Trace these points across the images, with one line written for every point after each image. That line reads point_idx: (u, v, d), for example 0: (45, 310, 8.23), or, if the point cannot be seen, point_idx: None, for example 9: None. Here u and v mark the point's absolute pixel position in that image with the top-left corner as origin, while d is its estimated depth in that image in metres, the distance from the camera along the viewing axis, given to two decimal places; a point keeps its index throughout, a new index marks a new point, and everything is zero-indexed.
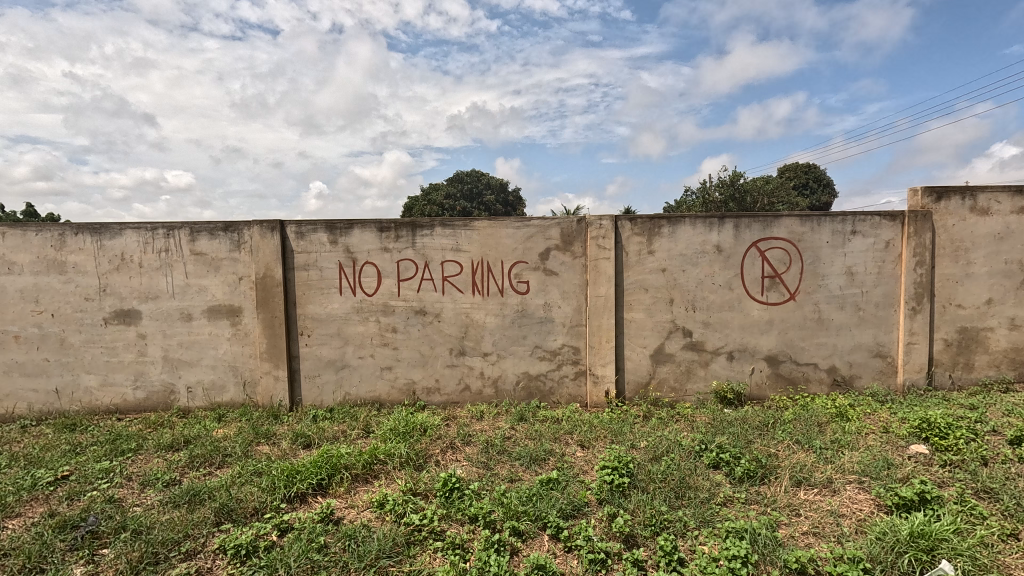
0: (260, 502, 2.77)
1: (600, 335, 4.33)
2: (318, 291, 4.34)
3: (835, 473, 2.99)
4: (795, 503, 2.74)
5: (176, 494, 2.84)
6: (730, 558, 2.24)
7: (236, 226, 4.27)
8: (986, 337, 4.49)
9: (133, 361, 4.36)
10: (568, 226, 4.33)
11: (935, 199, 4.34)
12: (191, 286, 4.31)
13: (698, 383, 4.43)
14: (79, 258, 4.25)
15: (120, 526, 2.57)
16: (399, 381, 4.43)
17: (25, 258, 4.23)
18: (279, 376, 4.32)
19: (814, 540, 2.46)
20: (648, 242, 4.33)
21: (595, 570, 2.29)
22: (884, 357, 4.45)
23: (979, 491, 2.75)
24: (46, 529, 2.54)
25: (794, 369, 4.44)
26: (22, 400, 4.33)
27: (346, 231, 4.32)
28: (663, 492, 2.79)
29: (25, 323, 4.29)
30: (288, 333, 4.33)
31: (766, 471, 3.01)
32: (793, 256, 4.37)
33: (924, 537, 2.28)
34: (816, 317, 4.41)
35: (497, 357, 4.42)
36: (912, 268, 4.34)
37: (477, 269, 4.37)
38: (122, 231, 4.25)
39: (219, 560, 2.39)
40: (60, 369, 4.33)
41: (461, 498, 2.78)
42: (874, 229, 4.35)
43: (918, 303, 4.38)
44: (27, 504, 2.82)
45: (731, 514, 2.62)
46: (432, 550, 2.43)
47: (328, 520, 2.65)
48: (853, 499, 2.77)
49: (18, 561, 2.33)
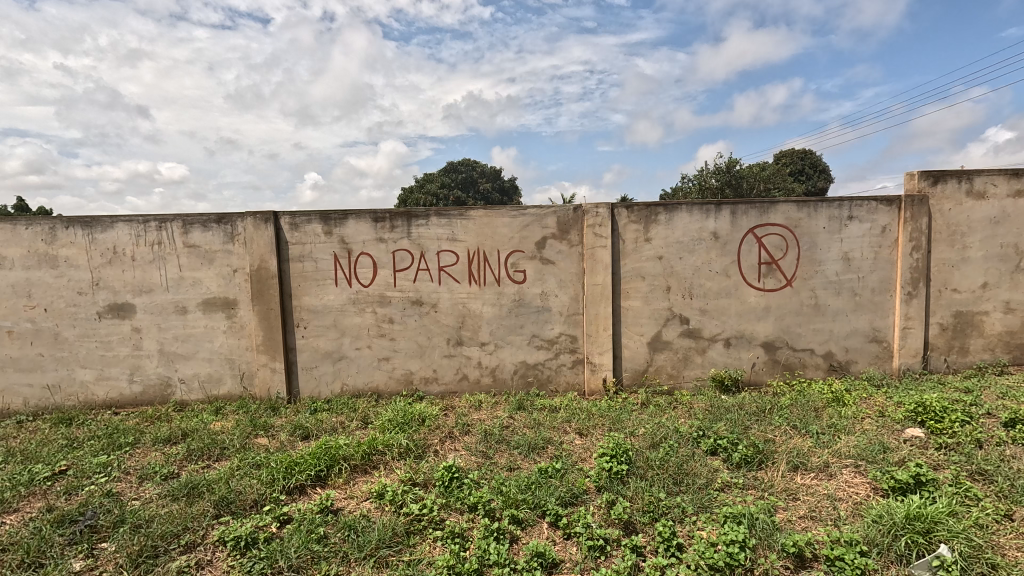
0: (259, 494, 2.77)
1: (597, 323, 4.33)
2: (314, 282, 4.31)
3: (832, 457, 3.01)
4: (793, 487, 2.76)
5: (175, 487, 2.83)
6: (728, 542, 2.24)
7: (230, 217, 4.22)
8: (981, 321, 4.51)
9: (129, 355, 4.33)
10: (564, 214, 4.30)
11: (932, 182, 4.34)
12: (185, 279, 4.27)
13: (696, 370, 4.44)
14: (70, 252, 4.20)
15: (119, 520, 2.57)
16: (397, 372, 4.42)
17: (15, 252, 4.18)
18: (276, 368, 4.30)
19: (811, 524, 2.48)
20: (645, 229, 4.31)
21: (594, 556, 2.30)
22: (880, 342, 4.47)
23: (973, 473, 2.77)
24: (44, 523, 2.54)
25: (791, 355, 4.45)
26: (17, 396, 4.31)
27: (341, 222, 4.28)
28: (662, 478, 2.80)
29: (18, 318, 4.25)
30: (284, 325, 4.31)
31: (763, 456, 3.02)
32: (790, 243, 4.37)
33: (921, 519, 2.29)
34: (813, 303, 4.42)
35: (494, 347, 4.41)
36: (909, 253, 4.35)
37: (473, 259, 4.34)
38: (114, 224, 4.20)
39: (219, 552, 2.39)
40: (55, 364, 4.31)
41: (460, 487, 2.78)
42: (871, 214, 4.35)
43: (914, 288, 4.39)
44: (24, 499, 2.81)
45: (729, 499, 2.64)
46: (431, 539, 2.44)
47: (328, 510, 2.65)
48: (849, 483, 2.79)
49: (17, 556, 2.32)
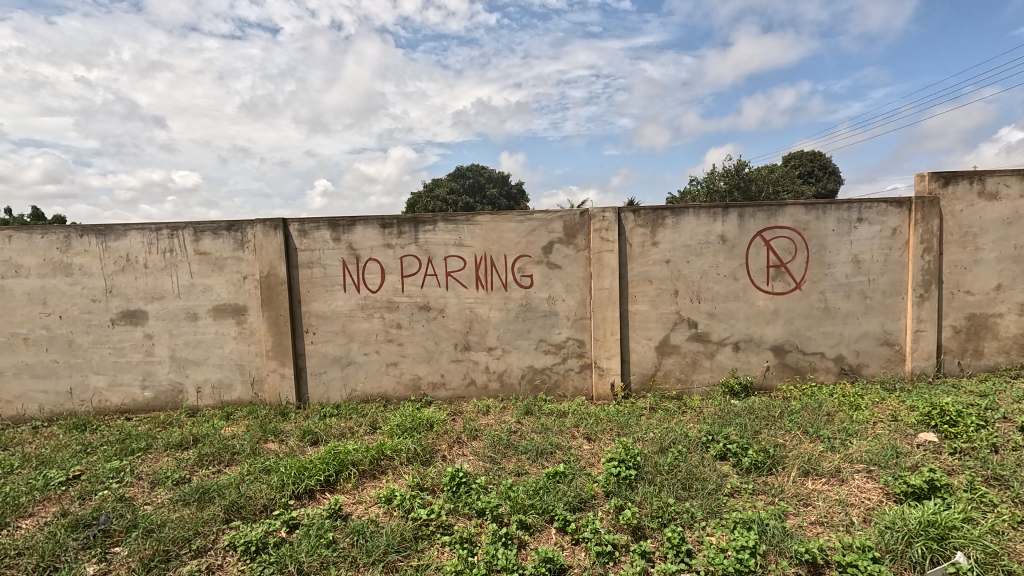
0: (269, 499, 2.79)
1: (605, 327, 4.32)
2: (322, 288, 4.35)
3: (843, 462, 2.97)
4: (804, 492, 2.73)
5: (186, 492, 2.86)
6: (738, 548, 2.23)
7: (240, 225, 4.27)
8: (995, 324, 4.44)
9: (142, 361, 4.39)
10: (570, 219, 4.31)
11: (943, 183, 4.29)
12: (196, 286, 4.32)
13: (704, 374, 4.42)
14: (84, 260, 4.27)
15: (131, 524, 2.60)
16: (405, 377, 4.44)
17: (31, 260, 4.25)
18: (285, 374, 4.34)
19: (823, 530, 2.46)
20: (652, 233, 4.30)
21: (603, 562, 2.29)
22: (891, 345, 4.42)
23: (989, 479, 2.73)
24: (59, 528, 2.57)
25: (800, 359, 4.42)
26: (32, 402, 4.37)
27: (349, 229, 4.32)
28: (670, 483, 2.79)
29: (33, 324, 4.32)
30: (293, 331, 4.35)
31: (774, 461, 3.00)
32: (799, 246, 4.34)
33: (935, 525, 2.26)
34: (822, 306, 4.38)
35: (502, 352, 4.42)
36: (920, 255, 4.30)
37: (480, 264, 4.36)
38: (127, 232, 4.27)
39: (229, 556, 2.41)
40: (69, 370, 4.37)
41: (468, 492, 2.79)
42: (880, 216, 4.31)
43: (926, 290, 4.33)
44: (40, 504, 2.85)
45: (738, 504, 2.62)
46: (439, 544, 2.44)
47: (337, 515, 2.67)
48: (861, 489, 2.76)
49: (32, 560, 2.35)
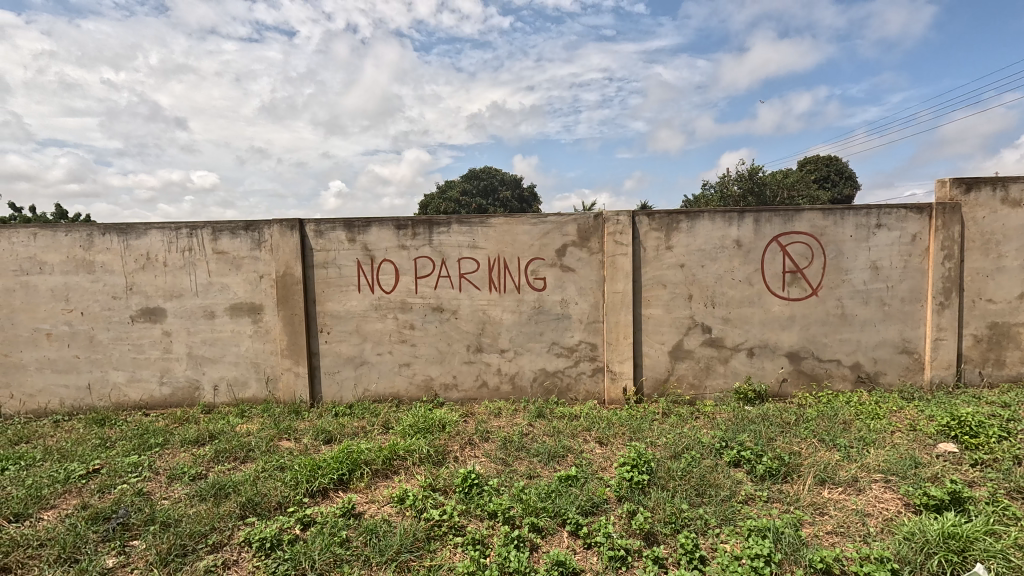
0: (283, 496, 2.82)
1: (618, 331, 4.31)
2: (337, 289, 4.39)
3: (860, 471, 2.93)
4: (819, 502, 2.69)
5: (203, 488, 2.90)
6: (753, 557, 2.21)
7: (257, 225, 4.34)
8: (1018, 333, 4.35)
9: (160, 358, 4.46)
10: (584, 221, 4.30)
11: (965, 190, 4.22)
12: (213, 284, 4.39)
13: (718, 380, 4.38)
14: (106, 258, 4.36)
15: (149, 518, 2.64)
16: (417, 378, 4.46)
17: (55, 258, 4.35)
18: (299, 373, 4.39)
19: (839, 540, 2.42)
20: (666, 237, 4.28)
21: (615, 567, 2.28)
22: (910, 353, 4.35)
23: (1012, 491, 2.67)
24: (80, 520, 2.63)
25: (816, 366, 4.36)
26: (54, 396, 4.46)
27: (363, 230, 4.36)
28: (684, 489, 2.77)
29: (56, 320, 4.41)
30: (308, 330, 4.39)
31: (789, 469, 2.96)
32: (815, 251, 4.29)
33: (956, 537, 2.22)
34: (839, 312, 4.32)
35: (514, 354, 4.42)
36: (940, 262, 4.22)
37: (493, 266, 4.37)
38: (148, 231, 4.35)
39: (245, 552, 2.44)
40: (89, 366, 4.46)
41: (480, 494, 2.80)
42: (900, 222, 4.25)
43: (946, 298, 4.26)
44: (61, 496, 2.91)
45: (753, 512, 2.59)
46: (451, 545, 2.46)
47: (350, 514, 2.69)
48: (879, 499, 2.71)
49: (53, 551, 2.40)
